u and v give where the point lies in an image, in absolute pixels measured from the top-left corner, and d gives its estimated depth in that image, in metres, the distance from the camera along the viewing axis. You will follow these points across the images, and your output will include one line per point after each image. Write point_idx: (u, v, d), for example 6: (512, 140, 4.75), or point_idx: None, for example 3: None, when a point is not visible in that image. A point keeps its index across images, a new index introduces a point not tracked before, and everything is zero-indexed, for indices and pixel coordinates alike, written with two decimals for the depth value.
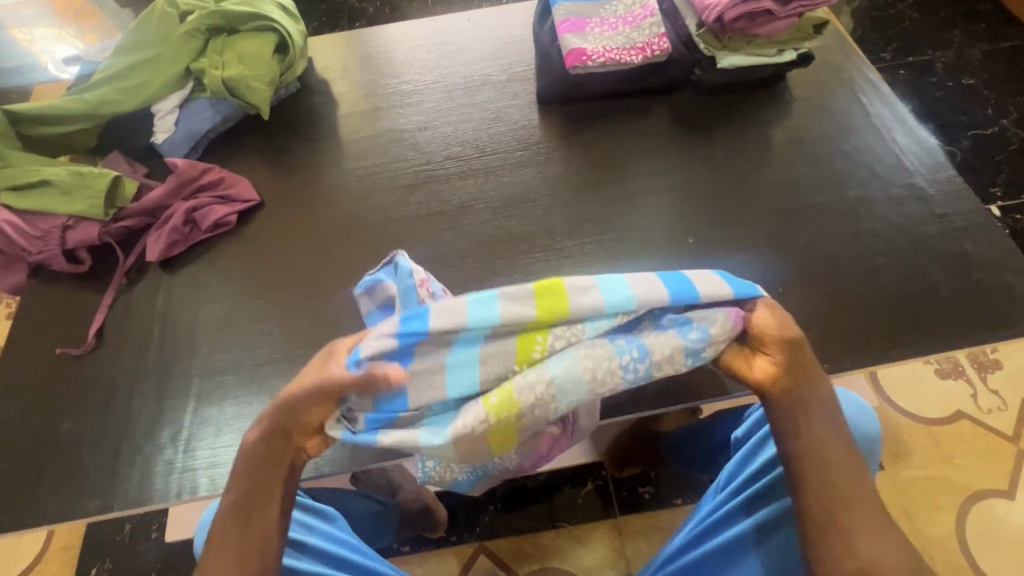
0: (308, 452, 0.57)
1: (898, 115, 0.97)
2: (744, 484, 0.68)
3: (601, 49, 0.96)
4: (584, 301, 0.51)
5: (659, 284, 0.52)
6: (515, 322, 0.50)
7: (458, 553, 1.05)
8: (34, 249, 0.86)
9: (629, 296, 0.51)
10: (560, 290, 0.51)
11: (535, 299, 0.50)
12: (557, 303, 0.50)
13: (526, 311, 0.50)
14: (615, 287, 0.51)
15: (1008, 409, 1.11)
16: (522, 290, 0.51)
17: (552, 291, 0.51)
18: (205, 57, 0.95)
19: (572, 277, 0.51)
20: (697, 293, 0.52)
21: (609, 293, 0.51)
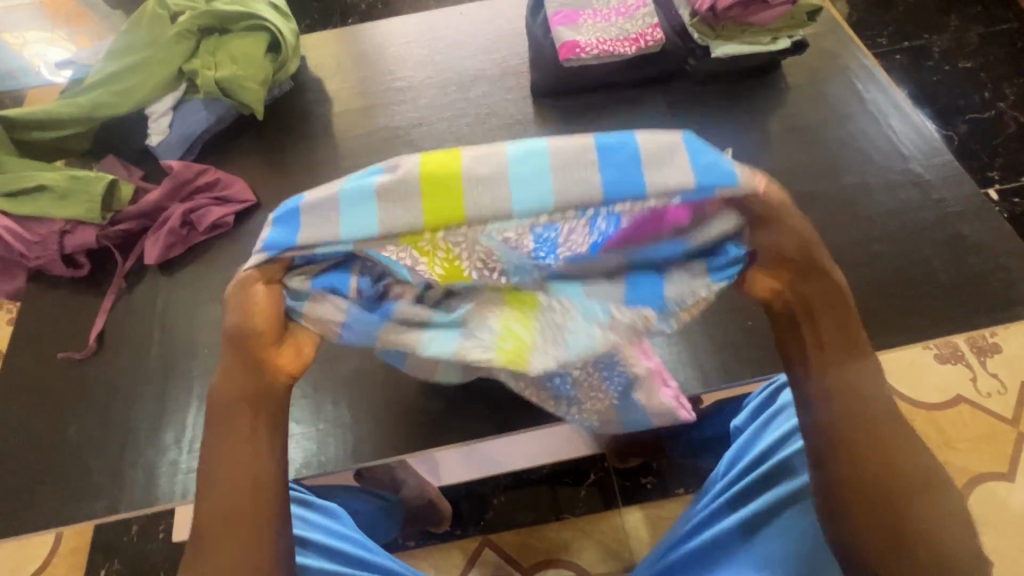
0: (286, 370, 0.52)
1: (893, 100, 0.97)
2: (744, 471, 0.69)
3: (595, 41, 0.96)
4: (478, 196, 0.44)
5: (595, 171, 0.44)
6: (392, 224, 0.45)
7: (463, 547, 1.06)
8: (32, 254, 0.86)
9: (546, 191, 0.44)
10: (455, 156, 0.44)
11: (422, 172, 0.44)
12: (446, 199, 0.44)
13: (410, 215, 0.44)
14: (529, 177, 0.44)
15: (1007, 392, 1.11)
16: (398, 180, 0.44)
17: (436, 176, 0.44)
18: (198, 58, 0.95)
19: (468, 153, 0.44)
20: (641, 180, 0.44)
21: (518, 187, 0.44)
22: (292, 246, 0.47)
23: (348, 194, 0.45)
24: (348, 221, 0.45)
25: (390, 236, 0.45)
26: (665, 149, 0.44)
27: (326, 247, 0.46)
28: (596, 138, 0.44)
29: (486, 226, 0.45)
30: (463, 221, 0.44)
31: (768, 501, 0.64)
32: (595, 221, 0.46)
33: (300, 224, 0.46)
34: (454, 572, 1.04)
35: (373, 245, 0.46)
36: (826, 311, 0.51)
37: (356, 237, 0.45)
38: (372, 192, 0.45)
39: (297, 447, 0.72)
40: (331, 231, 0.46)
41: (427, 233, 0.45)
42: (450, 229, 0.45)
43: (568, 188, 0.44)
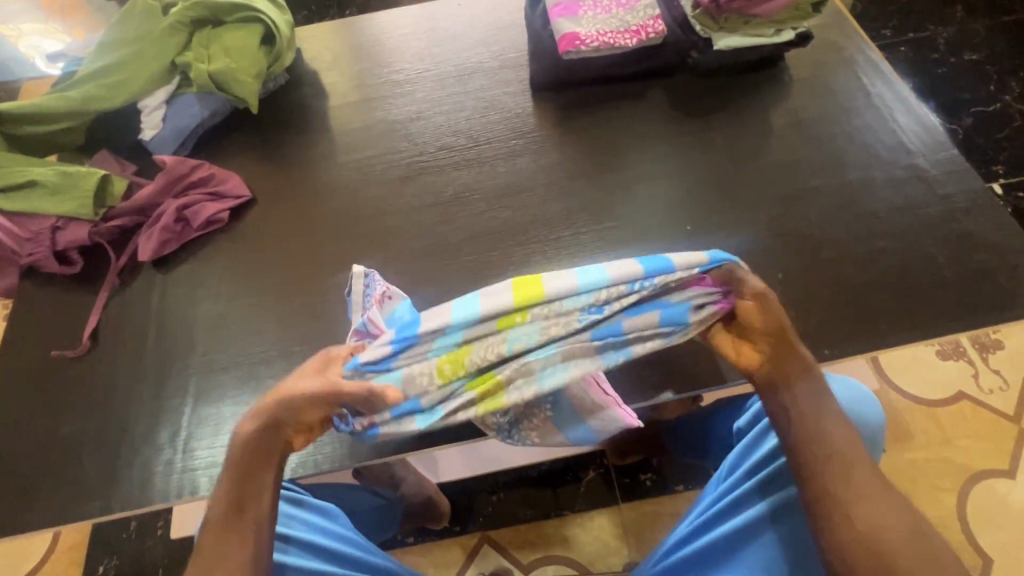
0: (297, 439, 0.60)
1: (899, 93, 0.95)
2: (748, 473, 0.68)
3: (595, 33, 0.93)
4: (553, 286, 0.57)
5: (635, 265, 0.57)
6: (498, 307, 0.57)
7: (462, 544, 1.06)
8: (25, 251, 0.85)
9: (604, 275, 0.57)
10: (539, 290, 0.57)
11: (514, 290, 0.58)
12: (532, 290, 0.57)
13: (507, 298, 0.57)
14: (587, 277, 0.58)
15: (1009, 388, 1.10)
16: (499, 287, 0.59)
17: (527, 283, 0.58)
18: (191, 50, 0.93)
19: (552, 279, 0.58)
20: (671, 262, 0.57)
21: (581, 280, 0.57)
22: (412, 343, 0.59)
23: (462, 300, 0.59)
24: (462, 310, 0.58)
25: (492, 320, 0.58)
26: (695, 260, 0.57)
27: (441, 338, 0.59)
28: (642, 261, 0.58)
29: (558, 305, 0.57)
30: (542, 303, 0.57)
31: (772, 505, 0.64)
32: (612, 307, 0.57)
33: (413, 331, 0.59)
34: (453, 569, 1.04)
35: (473, 330, 0.58)
36: (788, 363, 0.58)
37: (463, 322, 0.58)
38: (476, 299, 0.59)
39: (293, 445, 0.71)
40: (447, 319, 0.58)
41: (518, 313, 0.58)
42: (534, 308, 0.57)
43: (622, 274, 0.57)
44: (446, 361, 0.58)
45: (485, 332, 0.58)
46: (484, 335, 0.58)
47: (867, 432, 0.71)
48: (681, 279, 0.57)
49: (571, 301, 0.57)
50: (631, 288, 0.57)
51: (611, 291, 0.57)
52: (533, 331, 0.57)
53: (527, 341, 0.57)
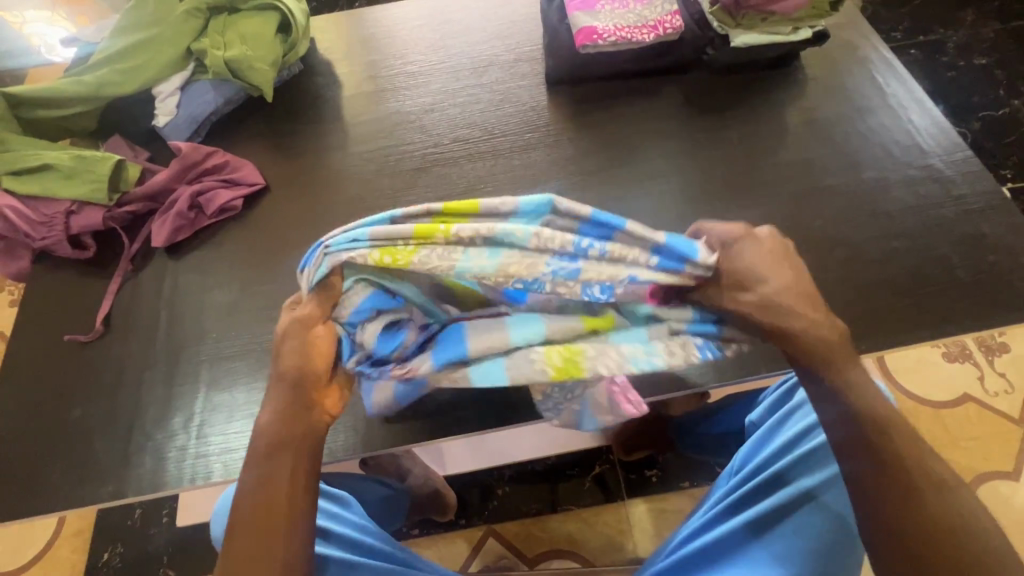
0: (328, 410, 0.59)
1: (914, 94, 0.95)
2: (761, 466, 0.68)
3: (612, 27, 0.93)
4: (490, 206, 0.57)
5: (586, 211, 0.57)
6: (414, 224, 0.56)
7: (467, 536, 1.06)
8: (37, 235, 0.84)
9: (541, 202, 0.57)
10: (472, 206, 0.57)
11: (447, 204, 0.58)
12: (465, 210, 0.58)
13: (432, 211, 0.57)
14: (531, 202, 0.57)
15: (1014, 392, 1.11)
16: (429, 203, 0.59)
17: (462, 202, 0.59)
18: (206, 37, 0.93)
19: (488, 201, 0.57)
20: (623, 225, 0.57)
21: (524, 205, 0.57)
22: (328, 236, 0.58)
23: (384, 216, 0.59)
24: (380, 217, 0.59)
25: (412, 232, 0.56)
26: (654, 237, 0.57)
27: (352, 233, 0.57)
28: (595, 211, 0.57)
29: (492, 229, 0.55)
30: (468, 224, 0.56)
31: (785, 497, 0.63)
32: (553, 263, 0.56)
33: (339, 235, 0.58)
34: (458, 561, 1.04)
35: (391, 233, 0.56)
36: (797, 322, 0.56)
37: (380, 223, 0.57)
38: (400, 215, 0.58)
39: None
40: (363, 222, 0.58)
41: (439, 228, 0.56)
42: (462, 224, 0.56)
43: (562, 214, 0.57)
44: (380, 249, 0.57)
45: (403, 238, 0.56)
46: (393, 244, 0.57)
47: None
48: (637, 257, 0.57)
49: (506, 231, 0.55)
50: (578, 245, 0.56)
51: (552, 233, 0.56)
52: (469, 254, 0.56)
53: (468, 251, 0.56)
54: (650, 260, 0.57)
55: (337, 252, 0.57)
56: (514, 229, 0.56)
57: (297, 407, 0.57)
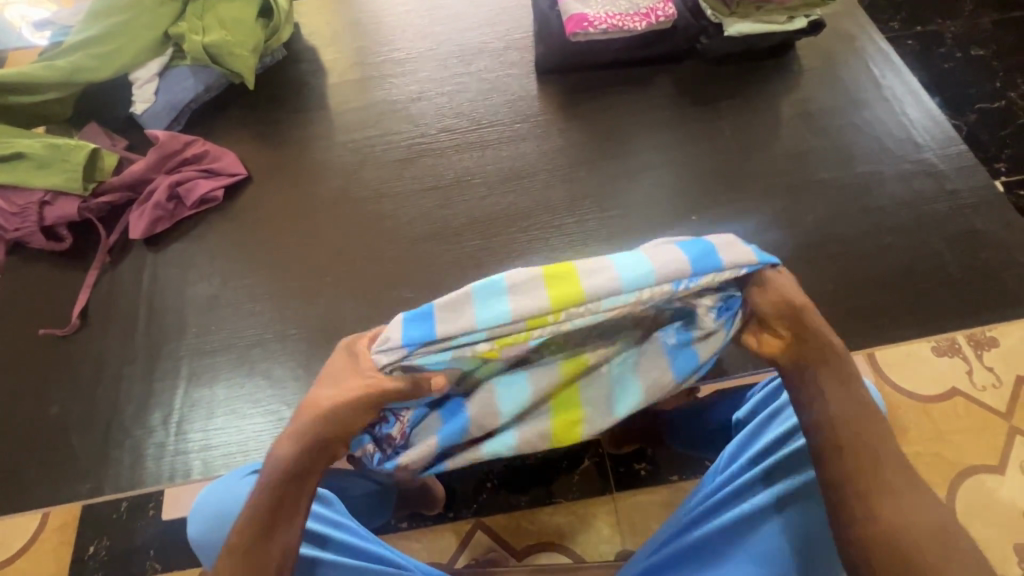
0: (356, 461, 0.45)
1: (909, 85, 0.94)
2: (745, 467, 0.64)
3: (603, 15, 0.91)
4: (599, 278, 0.37)
5: (681, 252, 0.38)
6: (529, 309, 0.37)
7: (455, 529, 1.03)
8: (11, 226, 0.82)
9: (652, 269, 0.37)
10: (581, 289, 0.37)
11: (546, 283, 0.37)
12: (572, 280, 0.37)
13: (538, 297, 0.37)
14: (629, 261, 0.38)
15: (1002, 385, 1.04)
16: (526, 274, 0.37)
17: (561, 272, 0.37)
18: (184, 21, 0.90)
19: (585, 262, 0.38)
20: (721, 258, 0.39)
21: (623, 269, 0.37)
22: (433, 338, 0.38)
23: (479, 288, 0.38)
24: (487, 311, 0.37)
25: (522, 318, 0.37)
26: (749, 257, 0.40)
27: (462, 340, 0.38)
28: (697, 248, 0.38)
29: (603, 302, 0.37)
30: (585, 303, 0.37)
31: (780, 491, 0.61)
32: (654, 306, 0.38)
33: (432, 324, 0.38)
34: (446, 554, 1.02)
35: (502, 337, 0.38)
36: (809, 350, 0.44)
37: (491, 324, 0.37)
38: (503, 287, 0.37)
39: None
40: (465, 322, 0.37)
41: (554, 313, 0.37)
42: (573, 308, 0.37)
43: (674, 266, 0.38)
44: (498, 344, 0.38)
45: (518, 338, 0.38)
46: (508, 335, 0.37)
47: None
48: (734, 274, 0.40)
49: (618, 299, 0.38)
50: (686, 286, 0.38)
51: (660, 288, 0.38)
52: (583, 324, 0.38)
53: (584, 325, 0.38)
54: (742, 274, 0.41)
55: (457, 349, 0.38)
56: (628, 303, 0.38)
57: (313, 444, 0.43)
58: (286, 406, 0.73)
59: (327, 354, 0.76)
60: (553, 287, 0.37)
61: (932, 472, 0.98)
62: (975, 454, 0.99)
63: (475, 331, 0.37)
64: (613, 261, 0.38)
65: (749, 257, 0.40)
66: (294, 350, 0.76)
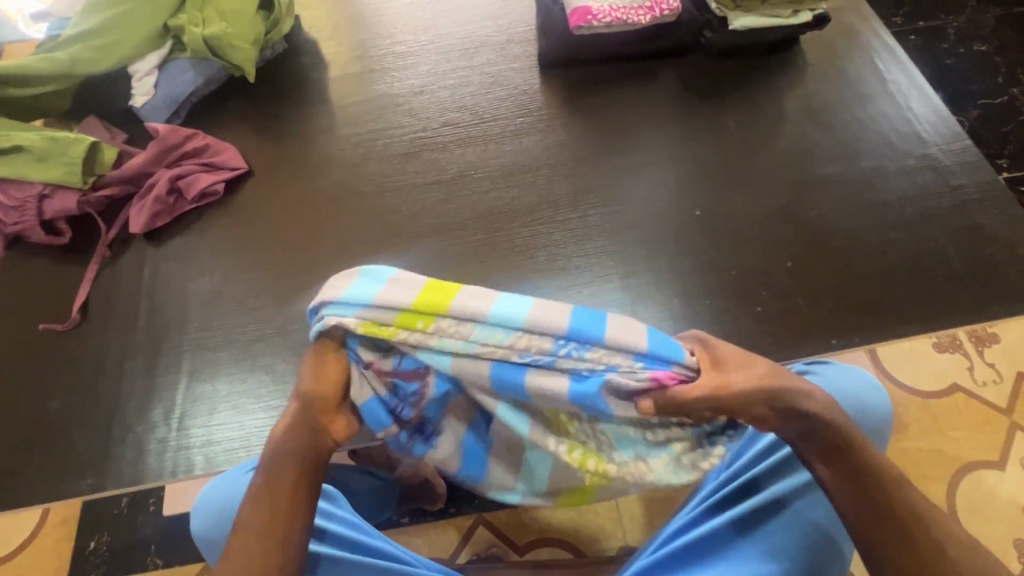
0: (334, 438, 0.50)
1: (914, 80, 0.93)
2: (752, 461, 0.64)
3: (608, 8, 0.90)
4: (468, 301, 0.45)
5: (565, 315, 0.45)
6: (394, 302, 0.45)
7: (457, 525, 1.00)
8: (10, 220, 0.81)
9: (524, 314, 0.44)
10: (446, 302, 0.44)
11: (423, 288, 0.45)
12: (444, 293, 0.45)
13: (407, 298, 0.45)
14: (511, 299, 0.45)
15: (1003, 381, 1.03)
16: (411, 276, 0.46)
17: (443, 285, 0.46)
18: (184, 13, 0.89)
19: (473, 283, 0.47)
20: (605, 335, 0.45)
21: (500, 303, 0.45)
22: (313, 304, 0.48)
23: (372, 270, 0.47)
24: (360, 290, 0.46)
25: (389, 309, 0.45)
26: (637, 343, 0.45)
27: (336, 310, 0.46)
28: (574, 315, 0.45)
29: (470, 327, 0.45)
30: (451, 320, 0.45)
31: (779, 491, 0.61)
32: (527, 356, 0.45)
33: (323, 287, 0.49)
34: (448, 550, 0.99)
35: (364, 319, 0.46)
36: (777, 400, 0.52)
37: (357, 302, 0.45)
38: (387, 278, 0.47)
39: None
40: (337, 294, 0.46)
41: (420, 318, 0.45)
42: (440, 318, 0.45)
43: (542, 321, 0.44)
44: (362, 327, 0.46)
45: (382, 327, 0.46)
46: (376, 322, 0.46)
47: (873, 425, 0.62)
48: (624, 362, 0.45)
49: (485, 329, 0.45)
50: (559, 347, 0.45)
51: (530, 337, 0.45)
52: (449, 342, 0.45)
53: (445, 346, 0.45)
54: (636, 363, 0.45)
55: (327, 321, 0.47)
56: (487, 330, 0.45)
57: (305, 424, 0.50)
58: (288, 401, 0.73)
59: None
60: (429, 299, 0.45)
61: (934, 467, 0.99)
62: (977, 449, 0.99)
63: (345, 305, 0.46)
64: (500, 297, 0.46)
65: (637, 343, 0.45)
66: (296, 346, 0.76)
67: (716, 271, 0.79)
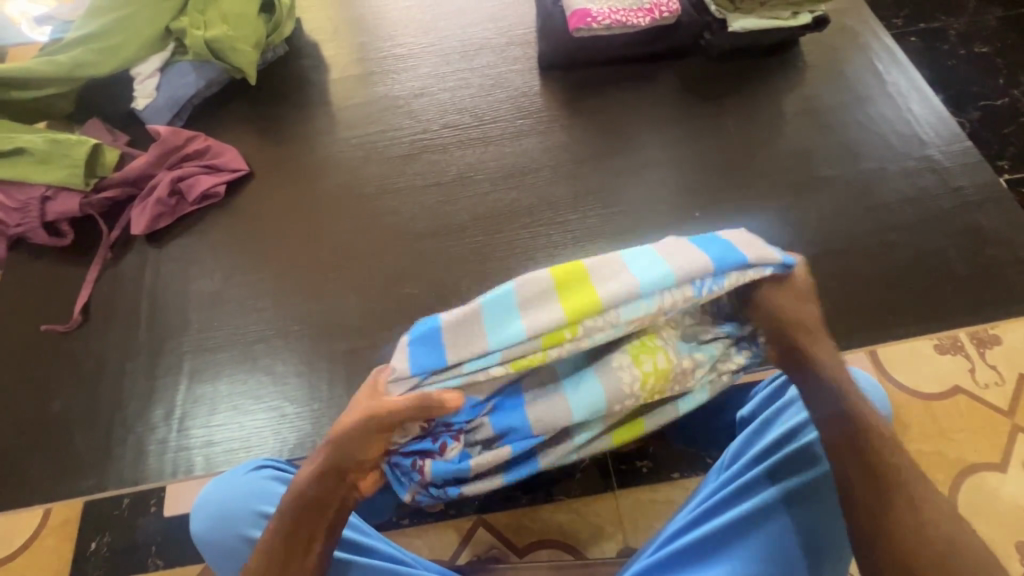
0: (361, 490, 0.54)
1: (914, 82, 0.93)
2: (751, 463, 0.64)
3: (607, 10, 0.91)
4: (613, 284, 0.47)
5: (700, 252, 0.48)
6: (543, 324, 0.47)
7: (457, 527, 1.00)
8: (12, 221, 0.82)
9: (668, 271, 0.47)
10: (594, 302, 0.47)
11: (563, 300, 0.47)
12: (585, 290, 0.47)
13: (554, 314, 0.47)
14: (643, 264, 0.48)
15: (1005, 383, 1.03)
16: (539, 289, 0.47)
17: (577, 282, 0.47)
18: (186, 16, 0.90)
19: (596, 261, 0.48)
20: (738, 258, 0.49)
21: (640, 272, 0.47)
22: (443, 364, 0.48)
23: (492, 301, 0.48)
24: (502, 331, 0.47)
25: (535, 326, 0.47)
26: (763, 257, 0.50)
27: (480, 359, 0.48)
28: (707, 255, 0.48)
29: (615, 312, 0.47)
30: (599, 315, 0.47)
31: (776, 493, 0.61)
32: (674, 310, 0.48)
33: (443, 338, 0.48)
34: (448, 553, 0.99)
35: (513, 355, 0.47)
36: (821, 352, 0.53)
37: (504, 342, 0.47)
38: (514, 303, 0.48)
39: (292, 427, 0.72)
40: (482, 341, 0.48)
41: (567, 328, 0.47)
42: (589, 318, 0.47)
43: (688, 271, 0.47)
44: (510, 365, 0.48)
45: (529, 356, 0.48)
46: (522, 356, 0.48)
47: None
48: (754, 272, 0.50)
49: (631, 306, 0.47)
50: (702, 288, 0.48)
51: (676, 294, 0.48)
52: (602, 334, 0.48)
53: (601, 338, 0.48)
54: (761, 271, 0.50)
55: (471, 369, 0.48)
56: (644, 303, 0.47)
57: (330, 474, 0.51)
58: (288, 402, 0.73)
59: (329, 350, 0.76)
60: (577, 302, 0.47)
61: (935, 469, 0.98)
62: (978, 451, 0.99)
63: (490, 348, 0.48)
64: (632, 267, 0.48)
65: (765, 258, 0.50)
66: (297, 348, 0.76)
67: None
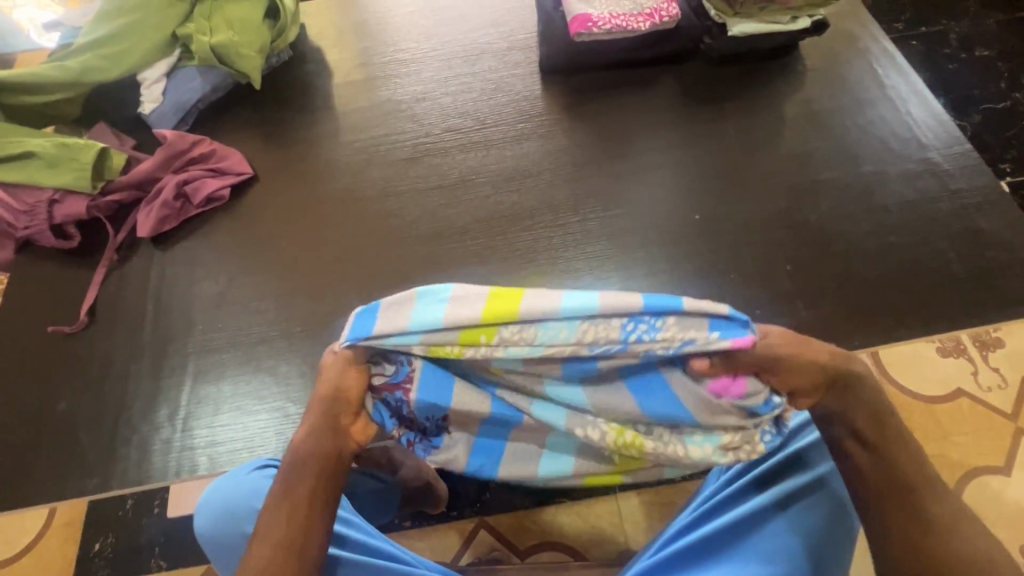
0: (355, 440, 0.53)
1: (913, 85, 0.94)
2: (749, 464, 0.64)
3: (607, 15, 0.92)
4: (532, 304, 0.47)
5: (634, 295, 0.47)
6: (460, 321, 0.48)
7: (459, 528, 1.00)
8: (20, 224, 0.83)
9: (592, 301, 0.47)
10: (511, 312, 0.47)
11: (488, 303, 0.48)
12: (507, 303, 0.47)
13: (474, 314, 0.48)
14: (573, 294, 0.47)
15: (1008, 386, 1.03)
16: (470, 292, 0.48)
17: (503, 296, 0.48)
18: (192, 22, 0.91)
19: (532, 286, 0.48)
20: (680, 305, 0.47)
21: (565, 299, 0.47)
22: (369, 334, 0.49)
23: (424, 294, 0.49)
24: (422, 316, 0.48)
25: (456, 325, 0.48)
26: (713, 311, 0.47)
27: (402, 337, 0.49)
28: (643, 297, 0.47)
29: (534, 330, 0.48)
30: (515, 326, 0.47)
31: (775, 494, 0.61)
32: (596, 347, 0.48)
33: (375, 318, 0.49)
34: (450, 554, 0.99)
35: (432, 342, 0.49)
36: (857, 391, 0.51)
37: (422, 327, 0.48)
38: (445, 297, 0.49)
39: (295, 427, 0.72)
40: (404, 323, 0.49)
41: (484, 332, 0.48)
42: (503, 327, 0.48)
43: (612, 309, 0.46)
44: (428, 350, 0.49)
45: (448, 347, 0.49)
46: (442, 345, 0.49)
47: None
48: (700, 335, 0.47)
49: (548, 329, 0.48)
50: (629, 331, 0.47)
51: (595, 327, 0.47)
52: (516, 350, 0.48)
53: (513, 352, 0.48)
54: (712, 336, 0.47)
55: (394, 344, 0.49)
56: (557, 326, 0.47)
57: (327, 430, 0.51)
58: (291, 403, 0.74)
59: None
60: (492, 315, 0.48)
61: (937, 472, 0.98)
62: (981, 455, 0.98)
63: (410, 331, 0.49)
64: (563, 292, 0.48)
65: (712, 312, 0.47)
66: (299, 349, 0.77)
67: (715, 275, 0.80)
